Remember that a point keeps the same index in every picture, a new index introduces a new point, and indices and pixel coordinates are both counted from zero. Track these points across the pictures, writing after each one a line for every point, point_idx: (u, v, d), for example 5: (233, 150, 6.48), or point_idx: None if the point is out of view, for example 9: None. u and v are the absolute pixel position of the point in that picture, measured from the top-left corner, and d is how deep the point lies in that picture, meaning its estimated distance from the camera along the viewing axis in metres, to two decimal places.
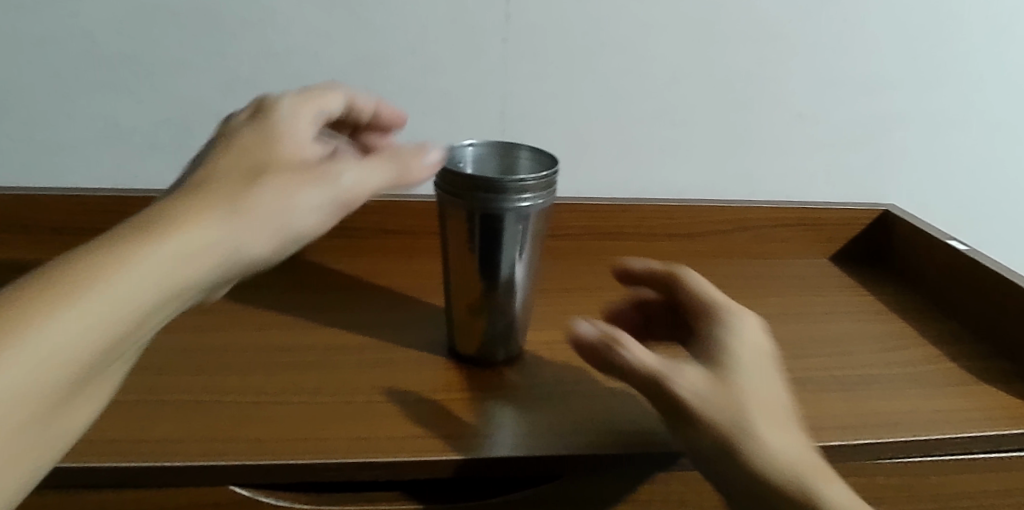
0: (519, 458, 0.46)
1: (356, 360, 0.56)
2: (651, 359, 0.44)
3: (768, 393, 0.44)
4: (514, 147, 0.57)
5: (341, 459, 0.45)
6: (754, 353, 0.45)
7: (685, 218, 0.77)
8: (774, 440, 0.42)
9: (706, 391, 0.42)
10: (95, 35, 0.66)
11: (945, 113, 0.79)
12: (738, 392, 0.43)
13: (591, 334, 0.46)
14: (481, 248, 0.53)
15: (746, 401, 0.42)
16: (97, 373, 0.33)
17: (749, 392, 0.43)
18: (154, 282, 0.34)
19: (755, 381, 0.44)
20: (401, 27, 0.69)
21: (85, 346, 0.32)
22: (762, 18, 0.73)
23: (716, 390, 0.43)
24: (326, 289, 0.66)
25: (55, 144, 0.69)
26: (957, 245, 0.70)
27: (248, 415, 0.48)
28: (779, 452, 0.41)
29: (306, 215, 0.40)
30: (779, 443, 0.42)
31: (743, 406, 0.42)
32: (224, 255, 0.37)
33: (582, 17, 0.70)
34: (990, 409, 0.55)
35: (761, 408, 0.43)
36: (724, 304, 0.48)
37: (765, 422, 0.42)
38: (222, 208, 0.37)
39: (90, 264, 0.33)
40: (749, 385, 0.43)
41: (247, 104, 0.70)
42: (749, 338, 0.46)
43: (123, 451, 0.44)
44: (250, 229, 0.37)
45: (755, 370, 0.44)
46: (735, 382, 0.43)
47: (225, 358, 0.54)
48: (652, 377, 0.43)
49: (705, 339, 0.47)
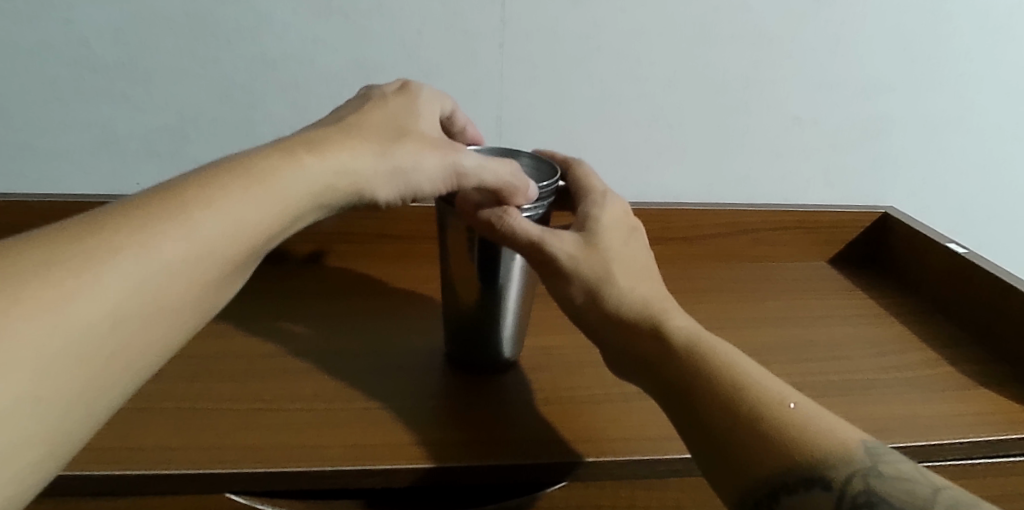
0: (516, 465, 0.46)
1: (352, 367, 0.56)
2: (532, 226, 0.48)
3: (628, 254, 0.51)
4: (514, 153, 0.55)
5: (336, 467, 0.45)
6: (617, 227, 0.52)
7: (683, 222, 0.77)
8: (633, 288, 0.48)
9: (575, 253, 0.49)
10: (91, 42, 0.66)
11: (943, 115, 0.79)
12: (604, 252, 0.49)
13: (478, 206, 0.48)
14: (479, 254, 0.52)
15: (609, 260, 0.49)
16: (199, 288, 0.37)
17: (613, 252, 0.50)
18: (249, 216, 0.39)
19: (617, 244, 0.51)
20: (397, 33, 0.69)
21: (195, 256, 0.37)
22: (757, 22, 0.72)
23: (586, 252, 0.49)
24: (323, 296, 0.66)
25: (51, 151, 0.69)
26: (956, 248, 0.70)
27: (243, 422, 0.48)
28: (637, 295, 0.48)
29: (386, 185, 0.46)
30: (634, 287, 0.48)
31: (606, 265, 0.49)
32: (308, 196, 0.42)
33: (578, 22, 0.70)
34: (988, 414, 0.55)
35: (620, 261, 0.50)
36: (600, 192, 0.55)
37: (621, 273, 0.49)
38: (311, 155, 0.43)
39: (202, 187, 0.38)
40: (612, 244, 0.51)
41: (243, 109, 0.70)
42: (610, 212, 0.53)
43: (118, 459, 0.44)
44: (331, 172, 0.43)
45: (616, 234, 0.52)
46: (599, 245, 0.50)
47: (221, 366, 0.54)
48: (535, 241, 0.48)
49: (579, 215, 0.53)
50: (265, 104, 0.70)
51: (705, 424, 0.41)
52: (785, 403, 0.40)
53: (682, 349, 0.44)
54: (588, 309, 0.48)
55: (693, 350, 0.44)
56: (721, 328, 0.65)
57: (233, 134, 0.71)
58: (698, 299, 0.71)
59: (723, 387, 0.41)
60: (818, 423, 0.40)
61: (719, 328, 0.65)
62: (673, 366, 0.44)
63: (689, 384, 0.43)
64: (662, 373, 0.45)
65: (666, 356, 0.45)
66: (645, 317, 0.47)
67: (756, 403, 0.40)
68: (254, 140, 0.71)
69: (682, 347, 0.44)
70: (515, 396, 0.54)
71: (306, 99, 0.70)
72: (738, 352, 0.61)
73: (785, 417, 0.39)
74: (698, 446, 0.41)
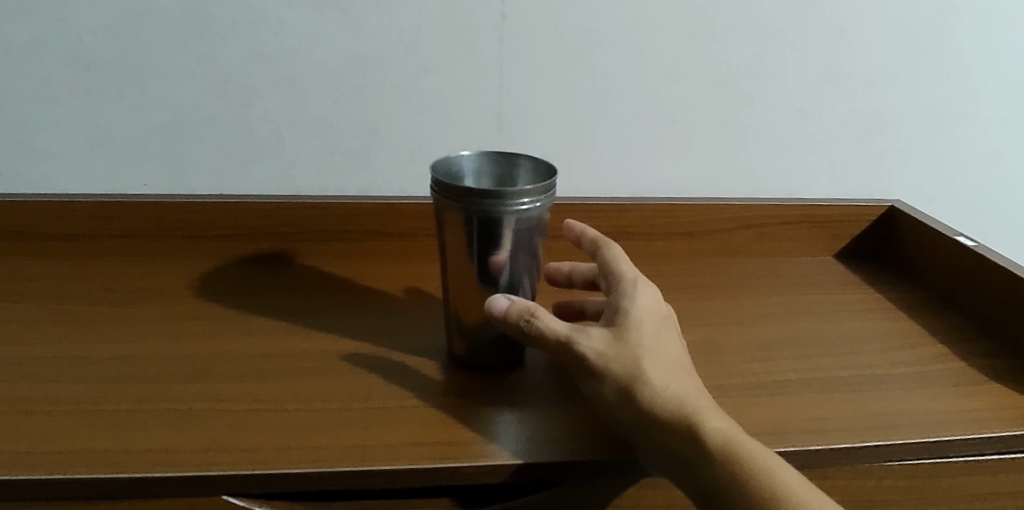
0: (523, 467, 0.45)
1: (351, 366, 0.55)
2: (562, 325, 0.48)
3: (661, 346, 0.49)
4: (512, 155, 0.56)
5: (335, 468, 0.44)
6: (649, 316, 0.50)
7: (686, 217, 0.76)
8: (668, 386, 0.46)
9: (606, 350, 0.47)
10: (83, 39, 0.65)
11: (948, 107, 0.78)
12: (636, 347, 0.48)
13: (508, 310, 0.49)
14: (479, 252, 0.51)
15: (640, 356, 0.47)
16: None
17: (646, 346, 0.48)
18: None
19: (650, 337, 0.49)
20: (395, 26, 0.68)
21: None
22: (759, 13, 0.71)
23: (618, 349, 0.47)
24: (322, 292, 0.66)
25: (44, 151, 0.68)
26: (965, 241, 0.69)
27: (240, 423, 0.47)
28: (671, 394, 0.46)
29: None
30: (669, 386, 0.46)
31: (638, 360, 0.47)
32: None
33: (578, 15, 0.69)
34: (1001, 409, 0.53)
35: (653, 354, 0.48)
36: (631, 277, 0.53)
37: (655, 369, 0.47)
38: None
39: None
40: (644, 338, 0.49)
41: (239, 107, 0.69)
42: (642, 300, 0.51)
43: (112, 462, 0.43)
44: None
45: (649, 327, 0.50)
46: (630, 339, 0.48)
47: (218, 365, 0.53)
48: (563, 340, 0.48)
49: (610, 305, 0.51)
50: (261, 101, 0.69)
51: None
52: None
53: (722, 457, 0.42)
54: (618, 410, 0.46)
55: (734, 459, 0.42)
56: (726, 323, 0.64)
57: (229, 131, 0.70)
58: (702, 294, 0.70)
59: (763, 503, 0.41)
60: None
61: (724, 324, 0.64)
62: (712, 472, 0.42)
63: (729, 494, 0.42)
64: (697, 477, 0.43)
65: (702, 460, 0.43)
66: (680, 416, 0.44)
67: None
68: (250, 137, 0.70)
69: (721, 452, 0.43)
70: (518, 397, 0.52)
71: (302, 95, 0.69)
72: (745, 348, 0.60)
73: None
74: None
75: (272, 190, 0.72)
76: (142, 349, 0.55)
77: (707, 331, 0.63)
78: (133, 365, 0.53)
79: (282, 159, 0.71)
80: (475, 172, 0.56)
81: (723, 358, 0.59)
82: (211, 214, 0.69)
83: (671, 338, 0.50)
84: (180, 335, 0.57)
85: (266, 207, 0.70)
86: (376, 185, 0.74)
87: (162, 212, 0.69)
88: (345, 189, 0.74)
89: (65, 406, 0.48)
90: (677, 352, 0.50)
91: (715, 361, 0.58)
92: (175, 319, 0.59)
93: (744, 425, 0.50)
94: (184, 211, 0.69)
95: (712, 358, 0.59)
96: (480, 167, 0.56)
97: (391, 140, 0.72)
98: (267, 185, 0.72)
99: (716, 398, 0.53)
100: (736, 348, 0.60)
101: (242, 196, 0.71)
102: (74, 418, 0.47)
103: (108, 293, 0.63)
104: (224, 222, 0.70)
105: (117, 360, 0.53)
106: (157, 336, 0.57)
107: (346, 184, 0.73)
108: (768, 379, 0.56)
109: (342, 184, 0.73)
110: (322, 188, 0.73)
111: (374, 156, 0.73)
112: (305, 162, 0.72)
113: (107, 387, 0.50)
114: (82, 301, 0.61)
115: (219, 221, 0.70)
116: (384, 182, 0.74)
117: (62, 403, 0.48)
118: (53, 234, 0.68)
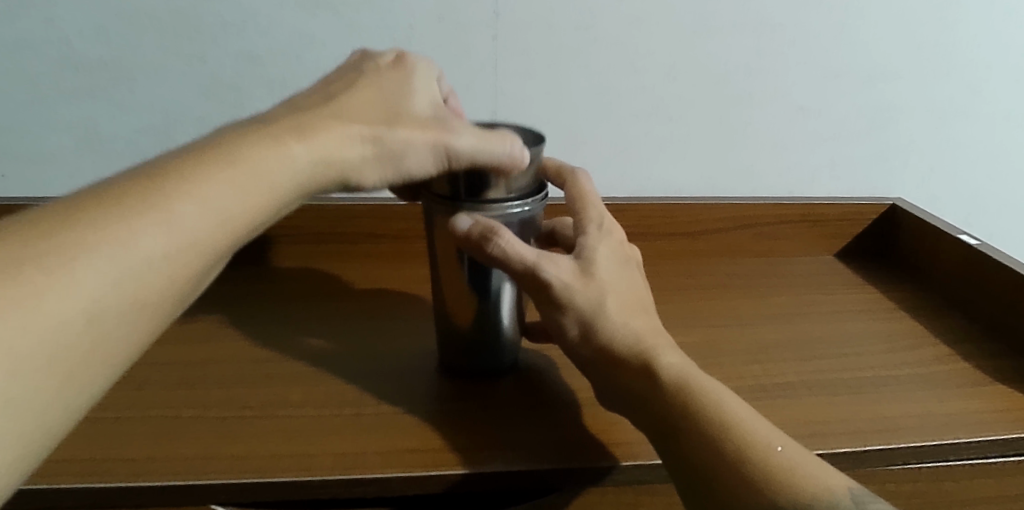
0: (518, 473, 0.44)
1: (344, 371, 0.54)
2: (528, 250, 0.46)
3: (624, 284, 0.48)
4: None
5: (325, 476, 0.43)
6: (616, 256, 0.49)
7: (685, 216, 0.75)
8: (628, 323, 0.46)
9: (572, 282, 0.46)
10: (71, 40, 0.64)
11: (951, 103, 0.77)
12: (601, 283, 0.47)
13: (471, 230, 0.46)
14: (469, 259, 0.49)
15: (604, 290, 0.47)
16: None
17: (609, 283, 0.47)
18: None
19: (614, 274, 0.48)
20: (388, 24, 0.67)
21: None
22: (759, 10, 0.70)
23: (582, 282, 0.46)
24: (316, 297, 0.65)
25: (33, 152, 0.67)
26: (967, 239, 0.68)
27: (228, 430, 0.46)
28: (631, 329, 0.46)
29: None
30: (629, 323, 0.46)
31: (602, 297, 0.46)
32: None
33: (573, 12, 0.68)
34: (1005, 410, 0.52)
35: (616, 292, 0.47)
36: (600, 214, 0.51)
37: (617, 306, 0.47)
38: None
39: None
40: (610, 274, 0.48)
41: (230, 107, 0.68)
42: (609, 239, 0.50)
43: (97, 471, 0.42)
44: None
45: (615, 265, 0.49)
46: (596, 274, 0.47)
47: (209, 371, 0.53)
48: (530, 265, 0.45)
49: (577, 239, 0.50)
50: (253, 101, 0.68)
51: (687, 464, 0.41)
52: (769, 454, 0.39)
53: (674, 385, 0.43)
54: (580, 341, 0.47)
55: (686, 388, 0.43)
56: (726, 325, 0.63)
57: None
58: (702, 295, 0.69)
59: (709, 427, 0.41)
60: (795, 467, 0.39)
61: (724, 325, 0.63)
62: (663, 402, 0.43)
63: (675, 419, 0.42)
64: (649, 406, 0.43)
65: (654, 389, 0.43)
66: (638, 352, 0.45)
67: (743, 448, 0.40)
68: None
69: (675, 384, 0.43)
70: (512, 404, 0.51)
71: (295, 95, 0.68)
72: (746, 350, 0.59)
73: (769, 459, 0.39)
74: (682, 483, 0.41)
75: None
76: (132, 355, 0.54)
77: (707, 333, 0.62)
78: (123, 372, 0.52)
79: None
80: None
81: (722, 360, 0.58)
82: None
83: (636, 279, 0.50)
84: (171, 341, 0.56)
85: None
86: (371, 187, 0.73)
87: None
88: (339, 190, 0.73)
89: None
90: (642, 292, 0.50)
91: (715, 363, 0.57)
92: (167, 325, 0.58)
93: None
94: None
95: (712, 361, 0.58)
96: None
97: None
98: None
99: None
100: (736, 350, 0.59)
101: None
102: None
103: None
104: None
105: None
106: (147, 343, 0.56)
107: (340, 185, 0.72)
108: (769, 381, 0.55)
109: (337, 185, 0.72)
110: None
111: None
112: None
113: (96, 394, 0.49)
114: None
115: None
116: None
117: None
118: None
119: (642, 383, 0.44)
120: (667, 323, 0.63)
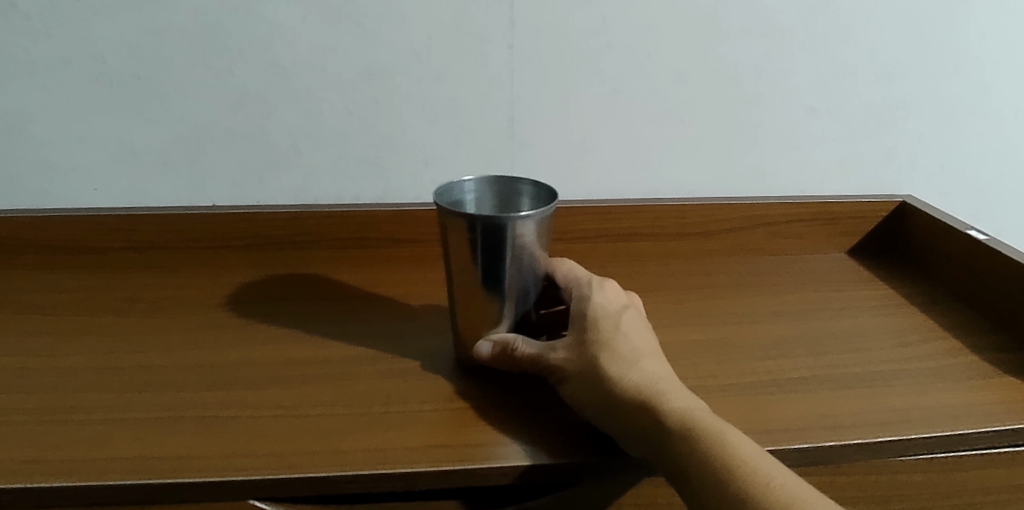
0: (540, 468, 0.46)
1: (372, 371, 0.56)
2: (534, 345, 0.52)
3: (625, 333, 0.51)
4: (514, 179, 0.57)
5: (356, 472, 0.45)
6: (609, 314, 0.52)
7: (697, 217, 0.77)
8: (626, 372, 0.48)
9: (568, 358, 0.50)
10: (105, 57, 0.66)
11: (959, 100, 0.78)
12: (594, 346, 0.50)
13: (494, 352, 0.53)
14: (483, 259, 0.51)
15: (597, 352, 0.49)
16: None
17: (604, 338, 0.50)
18: None
19: (610, 330, 0.51)
20: (406, 36, 0.69)
21: None
22: (767, 13, 0.72)
23: (576, 354, 0.50)
24: (341, 299, 0.67)
25: (68, 166, 0.70)
26: (977, 234, 0.69)
27: (265, 428, 0.49)
28: (629, 380, 0.48)
29: None
30: (627, 373, 0.48)
31: (596, 358, 0.49)
32: None
33: (586, 20, 0.70)
34: (1015, 402, 0.54)
35: (615, 342, 0.50)
36: (586, 281, 0.56)
37: (613, 360, 0.49)
38: None
39: None
40: (603, 333, 0.51)
41: (256, 120, 0.70)
42: (596, 299, 0.53)
43: (142, 467, 0.45)
44: None
45: (609, 323, 0.52)
46: (588, 339, 0.50)
47: (242, 373, 0.55)
48: (536, 358, 0.51)
49: (573, 308, 0.54)
50: (278, 113, 0.70)
51: (709, 503, 0.41)
52: (773, 484, 0.40)
53: (675, 430, 0.44)
54: (582, 391, 0.49)
55: (686, 432, 0.43)
56: (739, 322, 0.65)
57: (247, 143, 0.71)
58: (715, 293, 0.70)
59: (714, 469, 0.42)
60: (803, 499, 0.39)
61: (737, 322, 0.65)
62: (669, 447, 0.44)
63: (682, 463, 0.43)
64: (656, 452, 0.44)
65: (658, 434, 0.44)
66: (639, 398, 0.46)
67: (746, 485, 0.40)
68: (267, 148, 0.72)
69: (678, 422, 0.44)
70: (530, 401, 0.53)
71: (318, 106, 0.71)
72: (760, 347, 0.61)
73: (772, 496, 0.40)
74: None
75: (290, 199, 0.74)
76: (170, 358, 0.56)
77: (720, 330, 0.63)
78: (160, 374, 0.54)
79: (299, 171, 0.73)
80: (477, 197, 0.57)
81: (737, 356, 0.59)
82: (229, 225, 0.72)
83: (635, 330, 0.52)
84: (204, 344, 0.59)
85: (283, 217, 0.72)
86: (391, 193, 0.75)
87: (183, 224, 0.71)
88: (361, 196, 0.75)
89: (96, 414, 0.49)
90: (645, 341, 0.52)
91: (729, 359, 0.59)
92: (200, 329, 0.61)
93: (759, 422, 0.51)
94: (205, 222, 0.71)
95: (727, 358, 0.59)
96: (481, 193, 0.57)
97: (403, 149, 0.74)
98: (285, 194, 0.74)
99: (731, 396, 0.54)
100: (751, 347, 0.61)
101: (262, 206, 0.73)
102: (104, 428, 0.48)
103: (133, 304, 0.64)
104: (242, 233, 0.72)
105: (144, 369, 0.55)
106: (181, 346, 0.58)
107: (361, 192, 0.75)
108: (782, 376, 0.57)
109: (358, 192, 0.75)
110: (339, 196, 0.75)
111: (388, 164, 0.74)
112: (322, 172, 0.73)
113: (135, 396, 0.52)
114: (106, 314, 0.62)
115: (237, 232, 0.72)
116: (397, 190, 0.75)
117: (92, 411, 0.50)
118: (80, 247, 0.71)
119: (646, 428, 0.45)
120: (682, 321, 0.65)
